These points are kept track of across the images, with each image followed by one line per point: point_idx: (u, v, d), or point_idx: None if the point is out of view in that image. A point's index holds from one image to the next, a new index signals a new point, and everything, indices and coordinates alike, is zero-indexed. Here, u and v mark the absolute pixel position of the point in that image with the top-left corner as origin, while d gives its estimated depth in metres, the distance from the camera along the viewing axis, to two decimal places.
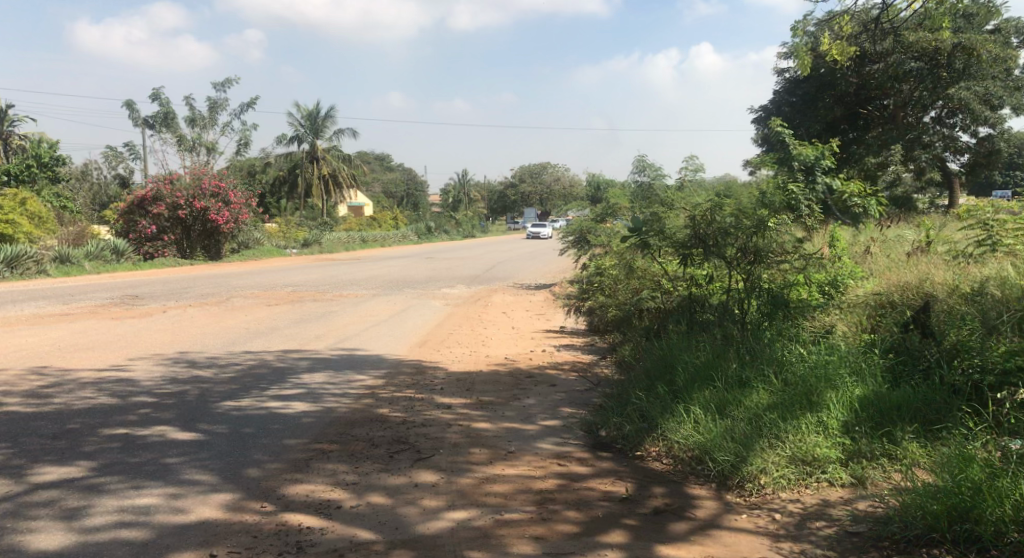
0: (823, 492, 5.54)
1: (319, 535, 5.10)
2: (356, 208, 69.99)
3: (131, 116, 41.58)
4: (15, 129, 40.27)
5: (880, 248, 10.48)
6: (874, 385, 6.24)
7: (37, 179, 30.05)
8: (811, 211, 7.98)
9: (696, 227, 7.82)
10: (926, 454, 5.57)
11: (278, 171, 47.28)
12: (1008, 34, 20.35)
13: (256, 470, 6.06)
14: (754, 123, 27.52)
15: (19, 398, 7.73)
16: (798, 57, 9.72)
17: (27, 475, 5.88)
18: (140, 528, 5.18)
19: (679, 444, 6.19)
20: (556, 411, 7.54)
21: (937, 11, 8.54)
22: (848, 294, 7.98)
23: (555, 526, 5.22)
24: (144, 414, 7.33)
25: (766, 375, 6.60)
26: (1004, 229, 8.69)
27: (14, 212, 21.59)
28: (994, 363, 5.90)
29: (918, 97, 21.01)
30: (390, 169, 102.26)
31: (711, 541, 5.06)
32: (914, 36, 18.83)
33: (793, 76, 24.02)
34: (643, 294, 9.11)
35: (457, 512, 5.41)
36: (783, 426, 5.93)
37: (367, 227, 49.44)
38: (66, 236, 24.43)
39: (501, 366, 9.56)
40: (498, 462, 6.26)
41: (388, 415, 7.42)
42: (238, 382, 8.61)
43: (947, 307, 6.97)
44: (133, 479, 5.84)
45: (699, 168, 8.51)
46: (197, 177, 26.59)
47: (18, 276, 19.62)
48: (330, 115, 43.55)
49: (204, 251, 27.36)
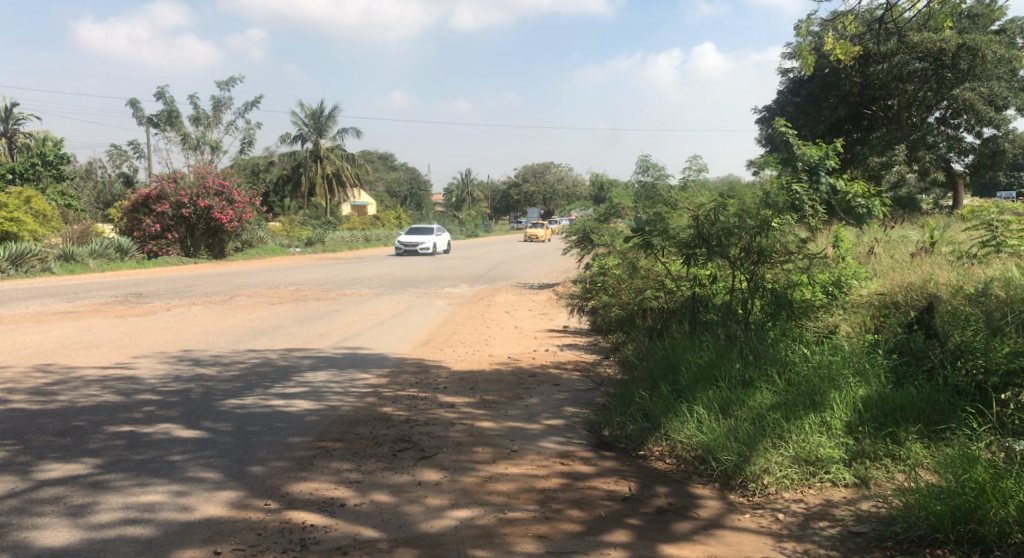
0: (826, 492, 5.56)
1: (323, 533, 5.11)
2: (360, 208, 70.51)
3: (136, 115, 41.66)
4: (19, 128, 40.37)
5: (884, 249, 10.52)
6: (877, 385, 6.25)
7: (42, 178, 30.03)
8: (815, 212, 8.00)
9: (699, 227, 7.83)
10: (930, 454, 5.57)
11: (282, 170, 46.90)
12: (1014, 35, 20.64)
13: (260, 468, 6.09)
14: (759, 123, 27.58)
15: (24, 395, 7.75)
16: (802, 57, 9.65)
17: (33, 472, 5.90)
18: (146, 526, 5.20)
19: (681, 444, 6.20)
20: (559, 411, 7.54)
21: (943, 12, 8.44)
22: (852, 295, 7.97)
23: (558, 525, 5.24)
24: (148, 412, 7.34)
25: (769, 376, 6.61)
26: (1009, 230, 8.76)
27: (19, 210, 21.49)
28: (998, 364, 5.88)
29: (922, 98, 21.06)
30: (392, 169, 102.74)
31: (714, 541, 5.07)
32: (920, 37, 18.94)
33: (798, 76, 24.19)
34: (646, 294, 9.06)
35: (460, 511, 5.42)
36: (787, 426, 5.93)
37: (372, 226, 49.93)
38: (71, 234, 24.44)
39: (504, 365, 9.56)
40: (502, 460, 6.28)
41: (391, 413, 7.43)
42: (242, 380, 8.62)
43: (951, 308, 6.99)
44: (139, 477, 5.85)
45: (702, 167, 8.46)
46: (202, 176, 26.58)
47: (22, 274, 19.65)
48: (334, 115, 43.57)
49: (207, 249, 27.47)
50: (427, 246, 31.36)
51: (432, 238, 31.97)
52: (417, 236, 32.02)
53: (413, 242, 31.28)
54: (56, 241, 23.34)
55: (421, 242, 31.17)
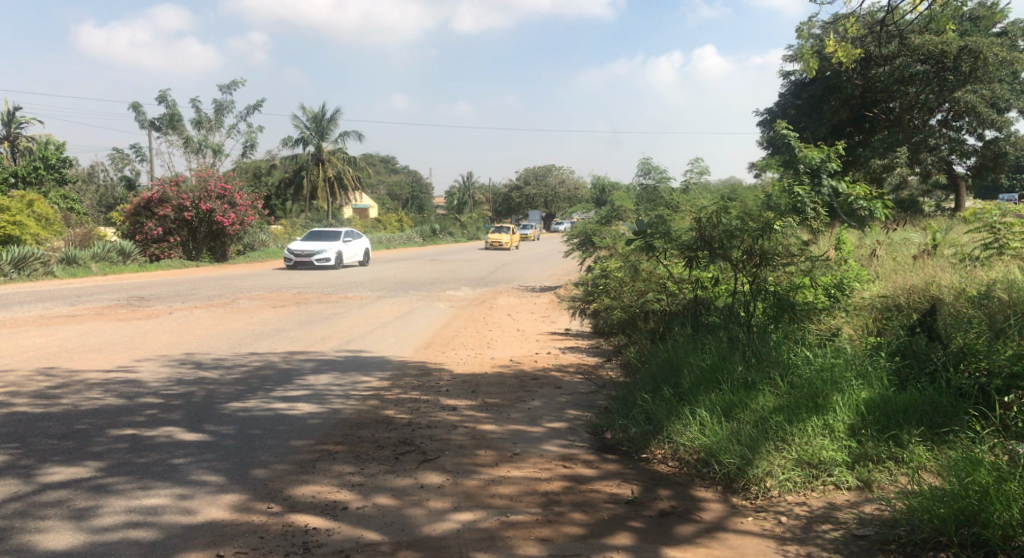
0: (829, 495, 5.54)
1: (325, 536, 5.12)
2: (361, 211, 70.95)
3: (137, 118, 41.60)
4: (20, 131, 40.42)
5: (887, 251, 10.47)
6: (880, 388, 6.23)
7: (44, 182, 30.05)
8: (817, 214, 7.94)
9: (701, 230, 7.83)
10: (932, 457, 5.57)
11: (284, 174, 46.72)
12: (1016, 37, 20.72)
13: (263, 471, 6.09)
14: (760, 126, 27.65)
15: (27, 399, 7.76)
16: (804, 60, 9.64)
17: (35, 475, 5.91)
18: (148, 529, 5.20)
19: (684, 447, 6.20)
20: (562, 414, 7.53)
21: (944, 15, 8.44)
22: (854, 298, 7.97)
23: (561, 528, 5.24)
24: (151, 414, 7.36)
25: (771, 379, 6.61)
26: (1011, 234, 8.78)
27: (21, 213, 21.56)
28: (1001, 367, 5.89)
29: (924, 100, 21.07)
30: (394, 172, 102.93)
31: (717, 543, 5.06)
32: (921, 39, 18.98)
33: (799, 79, 24.28)
34: (648, 296, 9.05)
35: (463, 514, 5.42)
36: (789, 429, 5.94)
37: (373, 230, 49.90)
38: (72, 238, 24.33)
39: (506, 368, 9.55)
40: (505, 464, 6.27)
41: (393, 417, 7.42)
42: (244, 383, 8.62)
43: (953, 311, 7.01)
44: (141, 480, 5.86)
45: (705, 170, 8.53)
46: (204, 179, 26.53)
47: (24, 278, 19.67)
48: (335, 118, 43.57)
49: (209, 252, 27.49)
50: (328, 257, 24.26)
51: (336, 247, 24.76)
52: (315, 243, 24.83)
53: (307, 251, 24.12)
54: (59, 245, 23.37)
55: (319, 250, 24.13)
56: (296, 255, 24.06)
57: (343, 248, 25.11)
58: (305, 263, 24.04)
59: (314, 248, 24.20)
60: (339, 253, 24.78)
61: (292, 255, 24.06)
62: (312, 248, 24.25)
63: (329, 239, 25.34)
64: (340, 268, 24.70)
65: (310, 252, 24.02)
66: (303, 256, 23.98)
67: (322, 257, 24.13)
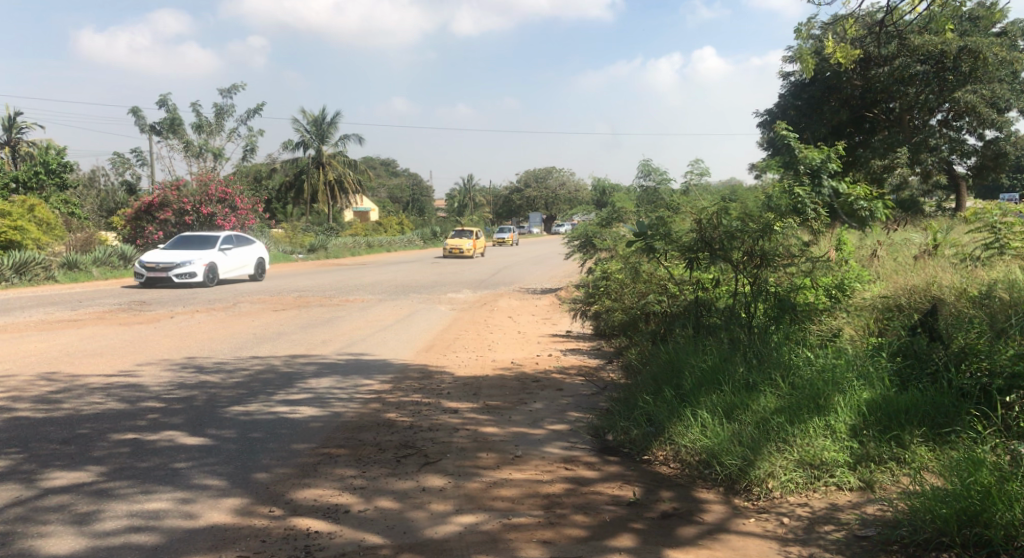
0: (831, 496, 5.53)
1: (327, 540, 5.11)
2: (361, 213, 71.02)
3: (137, 123, 41.57)
4: (22, 136, 40.48)
5: (886, 251, 10.49)
6: (881, 389, 6.23)
7: (45, 188, 30.11)
8: (817, 215, 7.94)
9: (702, 231, 7.82)
10: (935, 457, 5.57)
11: (284, 177, 46.60)
12: (1016, 37, 20.75)
13: (264, 474, 6.09)
14: (760, 127, 27.68)
15: (29, 403, 7.76)
16: (802, 60, 9.62)
17: (37, 480, 5.91)
18: (150, 533, 5.20)
19: (686, 449, 6.20)
20: (563, 416, 7.54)
21: (942, 15, 8.44)
22: (855, 298, 7.98)
23: (563, 530, 5.23)
24: (153, 418, 7.36)
25: (772, 380, 6.61)
26: (1012, 233, 8.75)
27: (22, 219, 21.75)
28: (1002, 367, 5.88)
29: (923, 101, 21.08)
30: (394, 175, 103.23)
31: (719, 545, 5.05)
32: (920, 40, 18.99)
33: (799, 79, 24.25)
34: (649, 298, 9.06)
35: (465, 517, 5.42)
36: (790, 430, 5.94)
37: (374, 232, 49.94)
38: (74, 243, 23.74)
39: (507, 370, 9.58)
40: (506, 466, 6.27)
41: (394, 419, 7.43)
42: (246, 387, 8.63)
43: (954, 311, 7.01)
44: (143, 484, 5.86)
45: (705, 171, 8.54)
46: (204, 183, 26.40)
47: (26, 283, 19.67)
48: (335, 121, 43.60)
49: None
50: (194, 271, 18.71)
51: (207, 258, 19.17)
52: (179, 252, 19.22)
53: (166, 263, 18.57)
54: (60, 249, 23.32)
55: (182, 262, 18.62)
56: (150, 268, 18.59)
57: (218, 259, 19.60)
58: (162, 279, 18.59)
59: (177, 259, 18.73)
60: (211, 265, 19.25)
61: (145, 269, 18.52)
62: (174, 258, 18.77)
63: (202, 246, 19.84)
64: (212, 284, 19.26)
65: (169, 264, 18.54)
66: (160, 269, 18.51)
67: (184, 270, 18.67)
